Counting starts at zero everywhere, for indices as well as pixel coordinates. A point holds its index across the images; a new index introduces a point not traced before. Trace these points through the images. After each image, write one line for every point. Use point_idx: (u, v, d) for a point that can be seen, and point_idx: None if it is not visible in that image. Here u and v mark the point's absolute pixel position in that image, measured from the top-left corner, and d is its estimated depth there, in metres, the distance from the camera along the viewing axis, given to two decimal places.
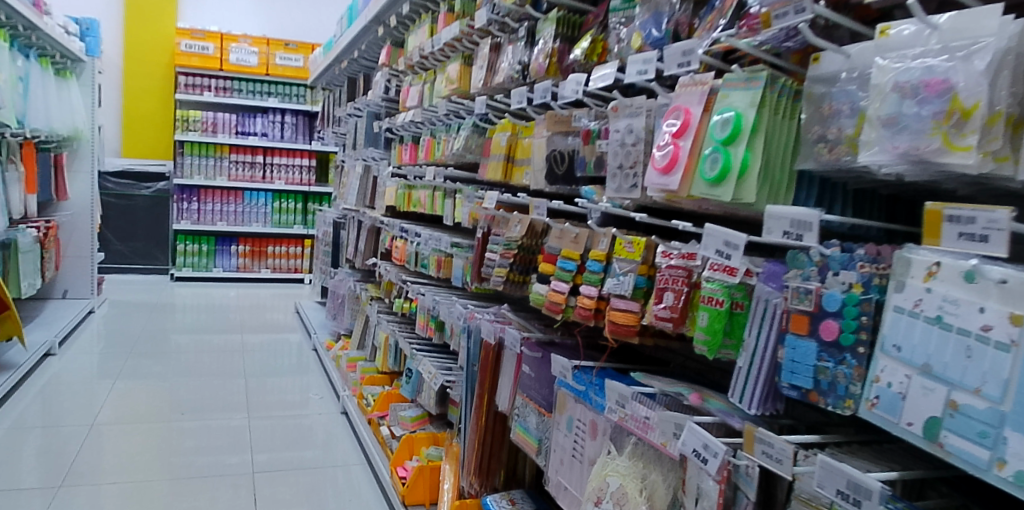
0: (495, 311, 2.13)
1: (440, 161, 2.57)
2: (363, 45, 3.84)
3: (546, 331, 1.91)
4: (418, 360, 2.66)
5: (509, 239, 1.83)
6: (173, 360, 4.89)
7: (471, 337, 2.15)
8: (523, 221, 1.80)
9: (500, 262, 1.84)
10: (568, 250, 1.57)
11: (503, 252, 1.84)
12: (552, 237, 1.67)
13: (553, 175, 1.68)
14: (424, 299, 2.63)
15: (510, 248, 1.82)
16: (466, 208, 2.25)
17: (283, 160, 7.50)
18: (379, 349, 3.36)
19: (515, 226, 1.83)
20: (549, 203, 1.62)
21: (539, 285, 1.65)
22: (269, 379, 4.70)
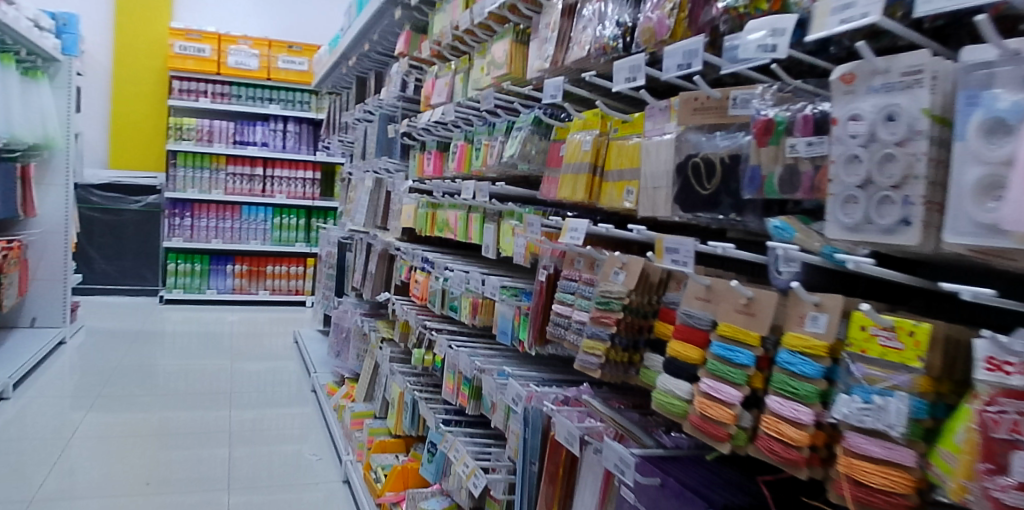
0: (565, 392, 1.46)
1: (479, 173, 1.93)
2: (375, 34, 3.22)
3: (649, 434, 1.26)
4: (446, 437, 1.96)
5: (604, 294, 1.14)
6: (150, 396, 4.23)
7: (529, 425, 1.46)
8: (630, 267, 1.12)
9: (590, 330, 1.15)
10: (731, 327, 0.90)
11: (594, 314, 1.14)
12: (689, 298, 0.99)
13: (690, 195, 1.01)
14: (455, 355, 1.95)
15: (607, 309, 1.12)
16: (521, 239, 1.59)
17: (285, 172, 6.90)
18: (392, 406, 2.68)
19: (613, 274, 1.15)
20: (695, 244, 0.92)
21: (669, 380, 0.97)
22: (261, 412, 4.03)
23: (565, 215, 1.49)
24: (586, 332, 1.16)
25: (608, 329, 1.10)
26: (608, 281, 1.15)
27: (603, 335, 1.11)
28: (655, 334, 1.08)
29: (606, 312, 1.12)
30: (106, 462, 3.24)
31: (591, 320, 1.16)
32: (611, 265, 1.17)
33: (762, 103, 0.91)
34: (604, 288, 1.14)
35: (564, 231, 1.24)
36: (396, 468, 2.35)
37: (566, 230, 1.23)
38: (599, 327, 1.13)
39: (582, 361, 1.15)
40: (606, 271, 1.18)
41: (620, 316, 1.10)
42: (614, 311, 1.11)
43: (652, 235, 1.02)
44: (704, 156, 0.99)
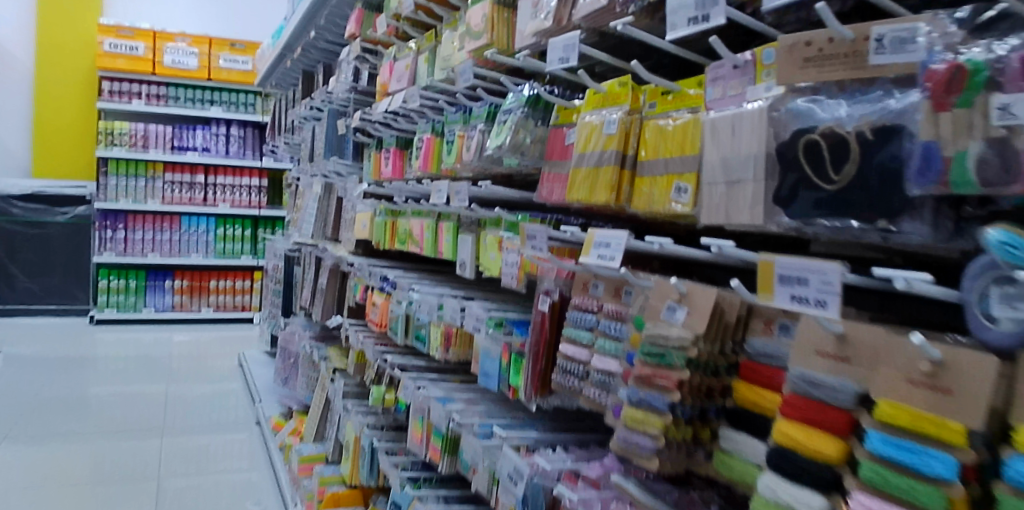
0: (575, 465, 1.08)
1: (451, 172, 1.56)
2: (322, 19, 2.82)
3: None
4: (415, 504, 1.55)
5: (653, 340, 0.77)
6: (77, 423, 3.74)
7: (526, 507, 1.06)
8: (695, 300, 0.75)
9: (634, 395, 0.77)
10: (903, 410, 0.54)
11: (640, 370, 0.77)
12: (805, 353, 0.63)
13: (801, 191, 0.66)
14: (424, 398, 1.55)
15: (661, 365, 0.75)
16: (511, 255, 1.21)
17: (229, 179, 6.39)
18: (347, 450, 2.27)
19: (665, 311, 0.78)
20: (843, 271, 0.55)
21: (785, 485, 0.61)
22: (195, 439, 3.54)
23: (572, 222, 1.12)
24: (628, 397, 0.78)
25: (667, 396, 0.73)
26: (659, 321, 0.78)
27: (660, 406, 0.73)
28: (742, 400, 0.72)
29: (663, 370, 0.74)
30: (11, 501, 2.74)
31: (633, 377, 0.78)
32: (661, 295, 0.80)
33: (934, 43, 0.57)
34: (653, 333, 0.77)
35: (588, 245, 0.87)
36: None
37: (591, 245, 0.86)
38: (649, 392, 0.75)
39: (626, 443, 0.77)
40: (652, 305, 0.81)
41: (685, 377, 0.72)
42: (675, 370, 0.73)
43: (747, 255, 0.66)
44: (825, 130, 0.64)
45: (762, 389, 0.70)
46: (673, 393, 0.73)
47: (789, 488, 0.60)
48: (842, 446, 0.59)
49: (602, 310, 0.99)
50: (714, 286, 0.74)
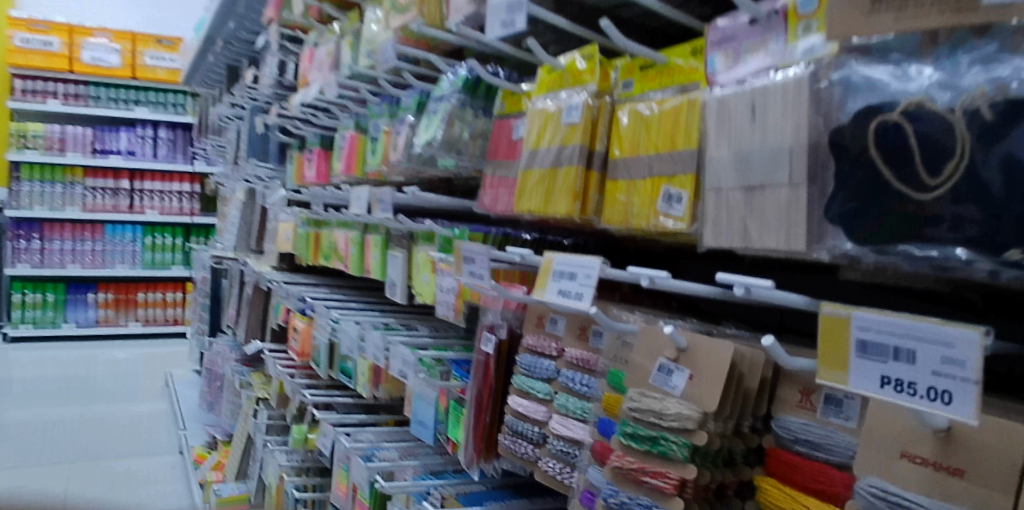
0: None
1: (377, 175, 1.31)
2: (242, 5, 2.52)
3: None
4: None
5: (641, 419, 0.54)
6: None
7: None
8: (703, 362, 0.52)
9: (616, 499, 0.54)
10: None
11: (623, 462, 0.54)
12: (881, 453, 0.40)
13: (874, 198, 0.43)
14: (346, 448, 1.29)
15: (655, 458, 0.52)
16: (447, 280, 0.97)
17: (157, 185, 5.84)
18: (268, 494, 1.98)
19: (657, 374, 0.55)
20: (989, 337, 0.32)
21: None
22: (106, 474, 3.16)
23: (524, 239, 0.89)
24: (607, 499, 0.55)
25: (667, 500, 0.50)
26: (650, 389, 0.56)
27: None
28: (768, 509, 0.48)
29: (657, 466, 0.51)
30: None
31: (613, 470, 0.55)
32: (651, 350, 0.57)
33: None
34: (642, 408, 0.54)
35: (543, 275, 0.63)
36: None
37: (547, 276, 0.62)
38: (638, 496, 0.53)
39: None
40: (638, 364, 0.58)
41: (689, 479, 0.49)
42: (675, 467, 0.50)
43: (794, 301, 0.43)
44: (911, 108, 0.42)
45: (802, 494, 0.46)
46: (673, 503, 0.50)
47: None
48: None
49: (563, 356, 0.75)
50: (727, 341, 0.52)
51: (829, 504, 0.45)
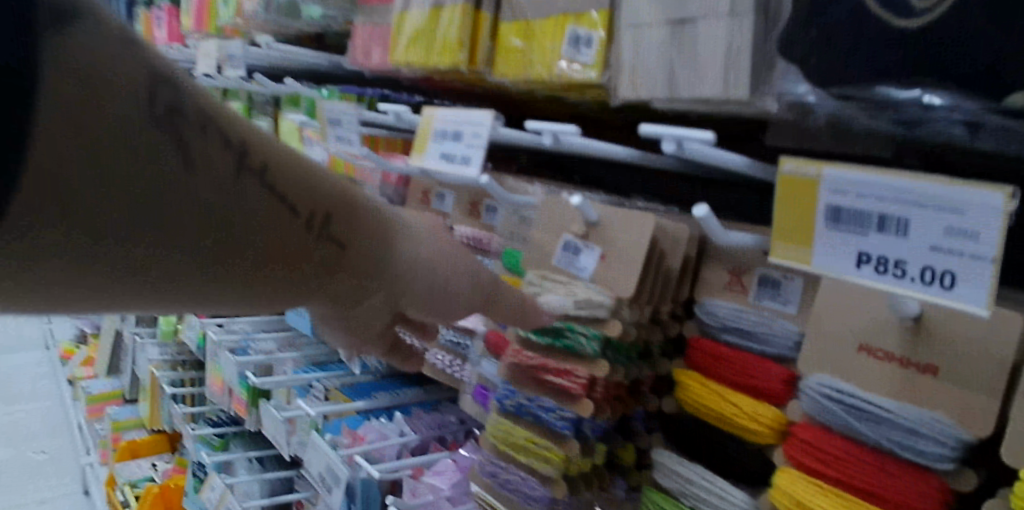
0: (425, 445, 0.77)
1: (233, 30, 1.10)
2: None
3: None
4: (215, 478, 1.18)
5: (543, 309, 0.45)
6: None
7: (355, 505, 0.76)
8: (617, 239, 0.43)
9: (513, 403, 0.46)
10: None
11: (520, 360, 0.46)
12: (833, 346, 0.33)
13: (841, 28, 0.33)
14: (217, 342, 1.16)
15: (558, 354, 0.44)
16: (315, 150, 0.82)
17: None
18: (143, 389, 1.84)
19: (561, 255, 0.46)
20: (1018, 197, 0.23)
21: None
22: None
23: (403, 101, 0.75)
24: (502, 402, 0.47)
25: (571, 402, 0.43)
26: (552, 272, 0.47)
27: (558, 427, 0.43)
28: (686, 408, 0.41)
29: (562, 364, 0.43)
30: None
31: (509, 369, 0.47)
32: (553, 225, 0.47)
33: None
34: (544, 295, 0.45)
35: (422, 137, 0.51)
36: (151, 493, 1.56)
37: (427, 137, 0.50)
38: (539, 398, 0.45)
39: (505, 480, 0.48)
40: (537, 242, 0.48)
41: (599, 378, 0.42)
42: (582, 364, 0.42)
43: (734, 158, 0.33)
44: None
45: (730, 391, 0.39)
46: (580, 406, 0.43)
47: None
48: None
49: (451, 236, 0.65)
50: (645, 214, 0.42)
51: (763, 403, 0.38)
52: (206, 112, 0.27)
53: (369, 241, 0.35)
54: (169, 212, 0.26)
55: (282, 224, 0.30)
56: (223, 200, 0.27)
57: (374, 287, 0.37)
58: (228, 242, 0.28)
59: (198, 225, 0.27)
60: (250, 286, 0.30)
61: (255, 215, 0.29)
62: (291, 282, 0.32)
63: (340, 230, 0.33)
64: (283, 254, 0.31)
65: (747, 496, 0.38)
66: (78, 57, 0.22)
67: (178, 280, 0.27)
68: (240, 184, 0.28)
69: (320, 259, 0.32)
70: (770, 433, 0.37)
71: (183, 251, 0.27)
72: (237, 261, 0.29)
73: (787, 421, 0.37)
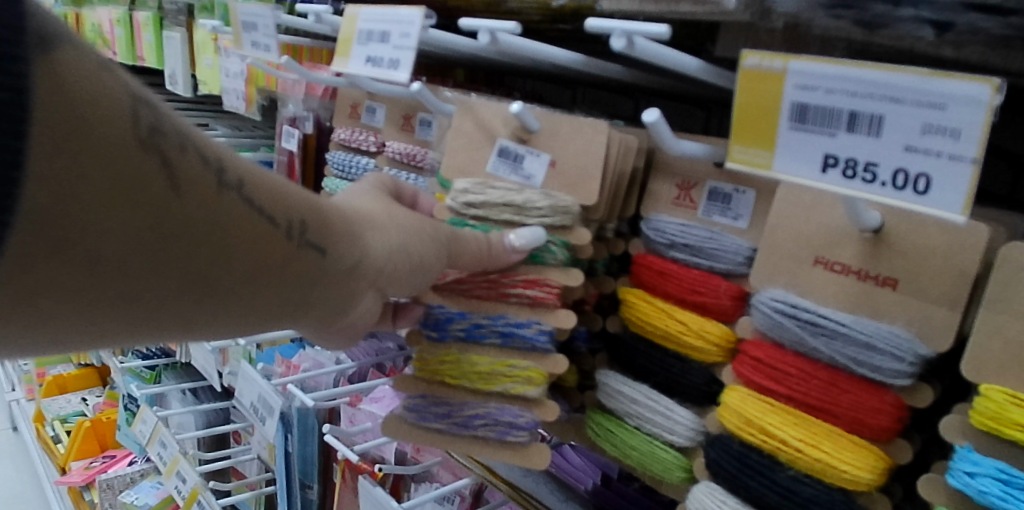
0: (366, 374, 0.74)
1: None
2: None
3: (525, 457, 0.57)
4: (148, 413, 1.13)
5: (486, 217, 0.42)
6: None
7: (292, 436, 0.74)
8: (571, 144, 0.40)
9: (467, 325, 0.42)
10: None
11: (472, 275, 0.42)
12: (787, 260, 0.31)
13: None
14: None
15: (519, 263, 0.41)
16: (231, 62, 0.75)
17: None
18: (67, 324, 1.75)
19: (496, 162, 0.42)
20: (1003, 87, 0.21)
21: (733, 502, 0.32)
22: None
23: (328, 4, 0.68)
24: (448, 328, 0.42)
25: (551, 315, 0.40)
26: None
27: (536, 340, 0.40)
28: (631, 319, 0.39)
29: (532, 272, 0.41)
30: None
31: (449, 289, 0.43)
32: (484, 127, 0.43)
33: None
34: (491, 201, 0.41)
35: (346, 39, 0.45)
36: (81, 427, 1.50)
37: (351, 39, 0.45)
38: (502, 317, 0.41)
39: (469, 419, 0.42)
40: (460, 146, 0.43)
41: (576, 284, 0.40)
42: (554, 271, 0.40)
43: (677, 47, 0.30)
44: None
45: (677, 309, 0.37)
46: (558, 315, 0.40)
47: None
48: (879, 458, 0.29)
49: (384, 153, 0.60)
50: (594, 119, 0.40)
51: (709, 320, 0.36)
52: (186, 134, 0.28)
53: (345, 241, 0.36)
54: (164, 233, 0.27)
55: (259, 232, 0.31)
56: (207, 218, 0.28)
57: (356, 284, 0.38)
58: (215, 259, 0.29)
59: (177, 243, 0.28)
60: (231, 300, 0.31)
61: (234, 227, 0.29)
62: (282, 287, 0.33)
63: (316, 236, 0.34)
64: (265, 266, 0.32)
65: (694, 414, 0.37)
66: (76, 90, 0.23)
67: (162, 299, 0.29)
68: (220, 203, 0.29)
69: (304, 266, 0.34)
70: (717, 350, 0.36)
71: (162, 266, 0.28)
72: (220, 280, 0.30)
73: (734, 338, 0.36)
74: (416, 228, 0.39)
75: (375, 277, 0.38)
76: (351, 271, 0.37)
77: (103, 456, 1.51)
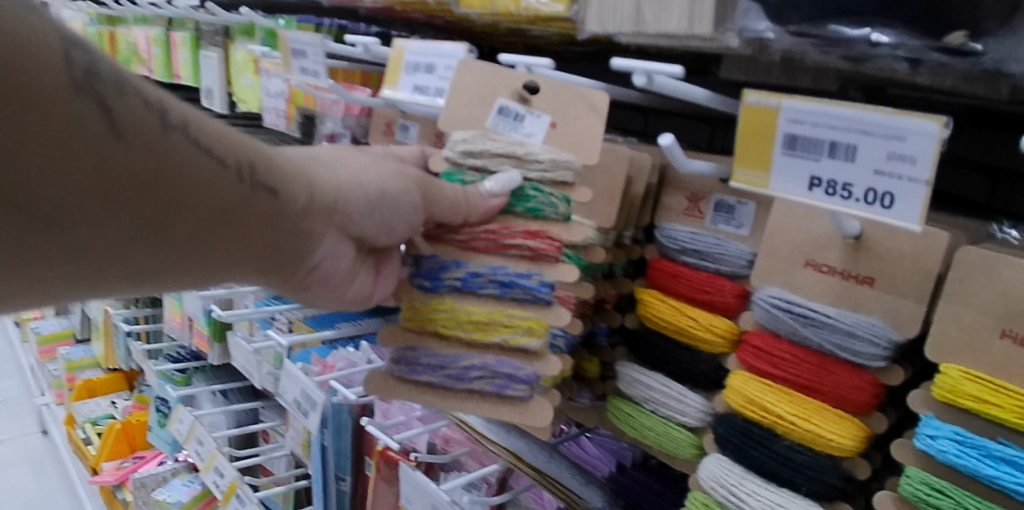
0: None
1: None
2: None
3: (547, 446, 0.62)
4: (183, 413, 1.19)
5: (486, 167, 0.44)
6: None
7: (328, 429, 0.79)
8: (571, 107, 0.44)
9: (465, 274, 0.44)
10: (998, 388, 0.29)
11: (472, 226, 0.44)
12: (783, 262, 0.37)
13: None
14: None
15: (519, 218, 0.44)
16: (274, 84, 0.81)
17: None
18: (96, 329, 1.82)
19: (495, 119, 0.45)
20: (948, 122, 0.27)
21: (736, 471, 0.37)
22: None
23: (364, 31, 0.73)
24: (444, 277, 0.44)
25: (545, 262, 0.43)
26: None
27: (538, 291, 0.43)
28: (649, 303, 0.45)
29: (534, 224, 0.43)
30: None
31: (440, 240, 0.45)
32: (489, 84, 0.46)
33: None
34: (492, 151, 0.44)
35: (394, 69, 0.51)
36: (113, 430, 1.56)
37: (399, 70, 0.51)
38: (500, 267, 0.43)
39: (464, 371, 0.44)
40: (460, 101, 0.46)
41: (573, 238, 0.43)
42: (555, 224, 0.43)
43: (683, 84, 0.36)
44: None
45: (688, 306, 0.43)
46: (559, 268, 0.43)
47: (762, 498, 0.35)
48: (859, 428, 0.34)
49: None
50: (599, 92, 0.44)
51: (717, 315, 0.42)
52: (127, 81, 0.32)
53: (298, 183, 0.39)
54: (120, 177, 0.32)
55: (205, 171, 0.35)
56: (152, 156, 0.33)
57: (317, 224, 0.41)
58: (165, 195, 0.34)
59: (131, 180, 0.32)
60: (192, 241, 0.36)
61: (183, 167, 0.34)
62: (237, 225, 0.37)
63: (266, 177, 0.37)
64: (219, 205, 0.36)
65: (703, 398, 0.43)
66: (11, 41, 0.28)
67: (128, 233, 0.33)
68: (162, 142, 0.33)
69: (256, 205, 0.37)
70: (724, 342, 0.42)
71: (121, 202, 0.32)
72: (177, 218, 0.35)
73: (739, 331, 0.42)
74: (376, 168, 0.43)
75: (336, 215, 0.42)
76: (309, 211, 0.40)
77: (133, 456, 1.57)
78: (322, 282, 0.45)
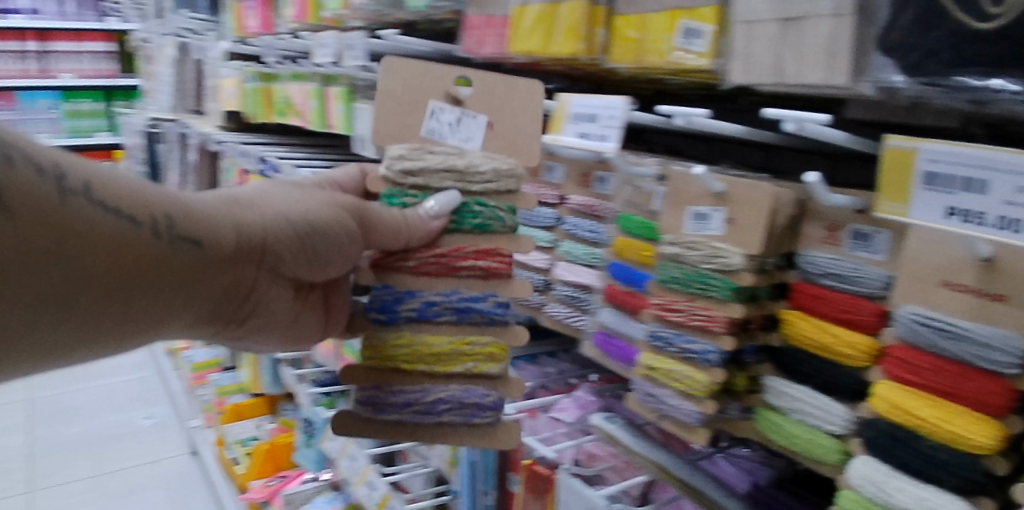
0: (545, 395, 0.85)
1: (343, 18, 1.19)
2: None
3: (689, 461, 0.66)
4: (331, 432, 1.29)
5: (426, 185, 0.59)
6: None
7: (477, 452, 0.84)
8: (501, 111, 0.61)
9: (421, 304, 0.59)
10: None
11: (423, 256, 0.59)
12: (923, 282, 0.41)
13: (924, 31, 0.40)
14: None
15: (467, 236, 0.59)
16: None
17: (68, 46, 4.22)
18: (245, 358, 2.00)
19: (431, 125, 0.60)
20: None
21: (886, 468, 0.42)
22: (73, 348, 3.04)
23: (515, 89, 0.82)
24: (401, 309, 0.59)
25: (489, 277, 0.60)
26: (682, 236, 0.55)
27: (490, 312, 0.59)
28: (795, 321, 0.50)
29: (483, 246, 0.59)
30: None
31: (392, 269, 0.59)
32: (421, 94, 0.61)
33: None
34: (433, 166, 0.58)
35: (559, 119, 0.60)
36: (261, 451, 1.70)
37: (563, 120, 0.60)
38: (455, 287, 0.59)
39: (432, 407, 0.59)
40: (397, 117, 0.61)
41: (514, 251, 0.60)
42: (503, 236, 0.60)
43: (827, 130, 0.42)
44: None
45: (832, 325, 0.48)
46: (505, 280, 0.60)
47: (911, 492, 0.40)
48: (1000, 430, 0.38)
49: (565, 203, 0.72)
50: (524, 79, 0.62)
51: (859, 333, 0.46)
52: (26, 160, 0.40)
53: (217, 228, 0.50)
54: (36, 253, 0.40)
55: (124, 231, 0.44)
56: (69, 223, 0.41)
57: (240, 260, 0.53)
58: (86, 256, 0.42)
59: (56, 250, 0.41)
60: (119, 293, 0.45)
61: (98, 231, 0.43)
62: (165, 271, 0.47)
63: (180, 230, 0.47)
64: (147, 257, 0.46)
65: (846, 408, 0.47)
66: None
67: (69, 293, 0.42)
68: (74, 210, 0.41)
69: (178, 252, 0.47)
70: (866, 357, 0.46)
71: (53, 271, 0.41)
72: (112, 272, 0.44)
73: (880, 348, 0.46)
74: (294, 202, 0.56)
75: (258, 249, 0.54)
76: (229, 253, 0.51)
77: (278, 476, 1.71)
78: (251, 305, 0.57)
